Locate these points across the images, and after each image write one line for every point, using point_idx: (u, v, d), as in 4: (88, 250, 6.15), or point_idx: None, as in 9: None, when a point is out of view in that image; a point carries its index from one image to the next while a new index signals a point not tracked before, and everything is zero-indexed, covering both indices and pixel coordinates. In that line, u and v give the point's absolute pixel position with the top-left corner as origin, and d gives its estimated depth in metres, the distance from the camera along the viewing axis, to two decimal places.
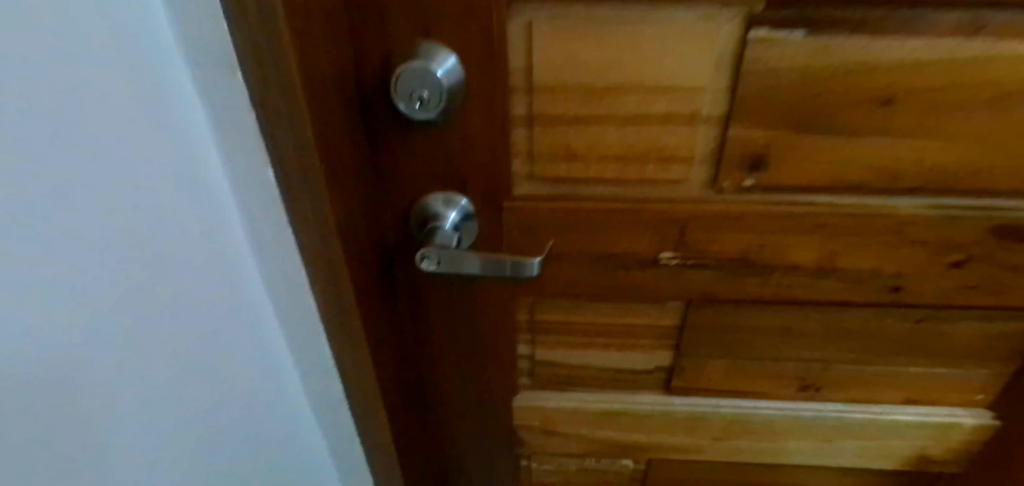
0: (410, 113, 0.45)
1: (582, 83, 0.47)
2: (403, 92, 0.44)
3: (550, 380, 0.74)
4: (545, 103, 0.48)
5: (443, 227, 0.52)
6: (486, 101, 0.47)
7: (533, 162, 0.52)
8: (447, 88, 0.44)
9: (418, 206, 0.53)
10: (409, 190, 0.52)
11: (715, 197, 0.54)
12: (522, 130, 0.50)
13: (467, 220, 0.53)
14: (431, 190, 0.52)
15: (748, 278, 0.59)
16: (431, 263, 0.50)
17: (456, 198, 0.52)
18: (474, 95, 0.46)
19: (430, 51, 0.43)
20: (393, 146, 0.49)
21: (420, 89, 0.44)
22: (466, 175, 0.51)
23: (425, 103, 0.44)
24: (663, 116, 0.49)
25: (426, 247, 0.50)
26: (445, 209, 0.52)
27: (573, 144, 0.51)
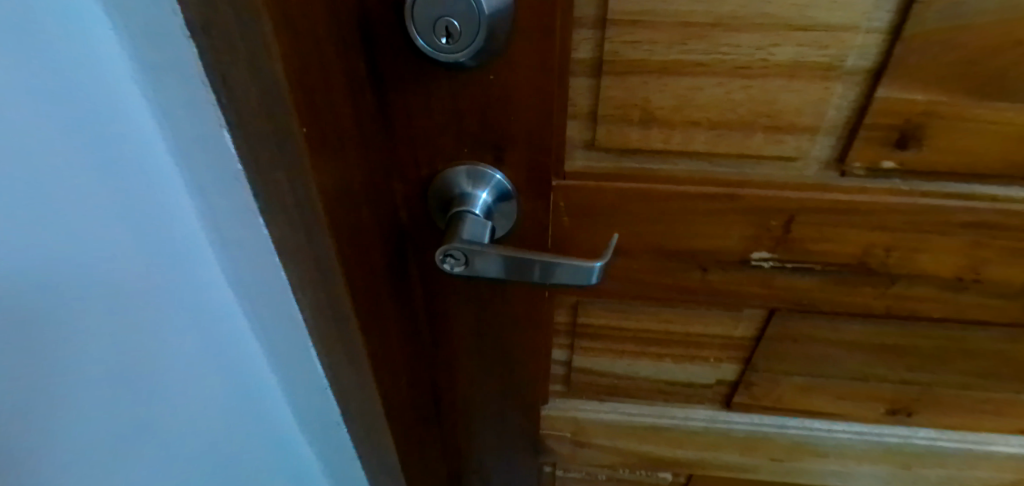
0: (433, 51, 0.31)
1: (677, 14, 0.32)
2: (423, 18, 0.30)
3: (587, 389, 0.62)
4: (621, 43, 0.34)
5: (472, 212, 0.39)
6: (539, 39, 0.32)
7: (596, 127, 0.38)
8: (488, 15, 0.30)
9: (438, 180, 0.39)
10: (425, 158, 0.38)
11: (836, 183, 0.40)
12: (585, 82, 0.36)
13: (502, 202, 0.40)
14: (454, 159, 0.38)
15: (859, 287, 0.46)
16: (456, 262, 0.37)
17: (492, 173, 0.39)
18: (525, 28, 0.32)
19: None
20: (404, 97, 0.35)
21: (448, 17, 0.29)
22: (505, 141, 0.37)
23: (455, 38, 0.30)
24: (788, 67, 0.34)
25: (452, 241, 0.37)
26: (476, 187, 0.39)
27: (654, 104, 0.36)
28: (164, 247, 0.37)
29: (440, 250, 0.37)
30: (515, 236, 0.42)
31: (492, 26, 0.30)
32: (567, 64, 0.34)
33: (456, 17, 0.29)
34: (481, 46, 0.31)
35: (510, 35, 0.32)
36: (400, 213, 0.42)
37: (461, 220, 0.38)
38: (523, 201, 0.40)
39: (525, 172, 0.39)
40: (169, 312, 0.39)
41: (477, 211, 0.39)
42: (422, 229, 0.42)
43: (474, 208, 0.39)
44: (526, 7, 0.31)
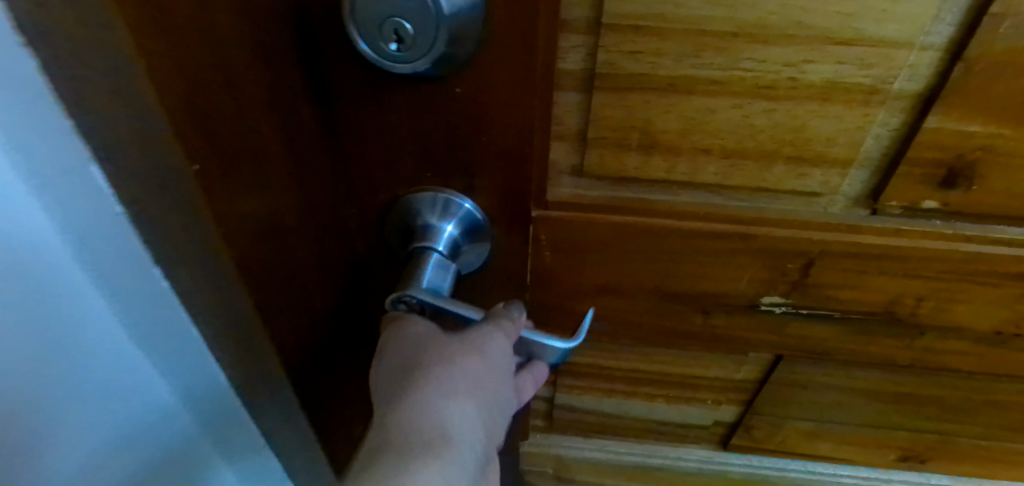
0: (381, 59, 0.25)
1: (689, 18, 0.26)
2: (366, 17, 0.23)
3: (571, 426, 0.56)
4: (620, 54, 0.27)
5: (435, 250, 0.32)
6: (516, 48, 0.26)
7: (586, 151, 0.32)
8: (449, 17, 0.23)
9: (397, 208, 0.32)
10: (378, 184, 0.32)
11: (868, 222, 0.34)
12: (574, 97, 0.30)
13: (473, 236, 0.33)
14: (414, 186, 0.32)
15: (883, 336, 0.40)
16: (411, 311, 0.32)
17: (464, 206, 0.32)
18: (498, 34, 0.25)
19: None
20: (348, 112, 0.28)
21: (397, 16, 0.23)
22: (476, 166, 0.31)
23: (405, 44, 0.24)
24: (822, 88, 0.28)
25: (412, 288, 0.31)
26: (444, 220, 0.32)
27: (657, 127, 0.30)
28: (30, 320, 0.27)
29: (392, 296, 0.31)
30: (490, 272, 0.36)
31: (455, 31, 0.24)
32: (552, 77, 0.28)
33: (407, 19, 0.23)
34: (441, 55, 0.24)
35: (479, 42, 0.25)
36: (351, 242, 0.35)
37: (424, 257, 0.32)
38: (497, 234, 0.34)
39: (501, 203, 0.32)
40: (43, 392, 0.30)
41: (442, 249, 0.33)
42: (378, 262, 0.36)
43: (439, 245, 0.32)
44: (501, 7, 0.24)
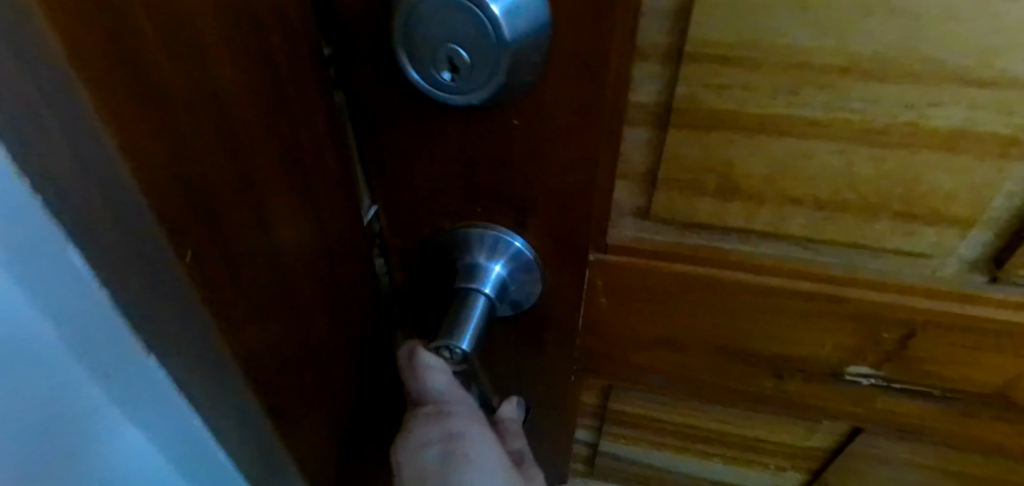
0: (433, 86, 0.22)
1: (789, 51, 0.22)
2: (416, 42, 0.21)
3: (614, 474, 0.52)
4: (701, 87, 0.24)
5: (482, 291, 0.30)
6: (581, 77, 0.22)
7: (653, 192, 0.28)
8: (510, 45, 0.20)
9: (442, 243, 0.30)
10: (423, 213, 0.29)
11: (984, 292, 0.29)
12: (643, 133, 0.26)
13: (520, 279, 0.30)
14: (460, 219, 0.29)
15: (989, 420, 0.34)
16: (453, 358, 0.29)
17: (514, 244, 0.29)
18: (562, 63, 0.22)
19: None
20: (392, 138, 0.26)
21: (451, 43, 0.20)
22: (530, 202, 0.27)
23: (461, 72, 0.21)
24: (947, 136, 0.24)
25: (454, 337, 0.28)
26: (489, 258, 0.29)
27: (737, 170, 0.26)
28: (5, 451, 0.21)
29: (437, 339, 0.29)
30: (535, 317, 0.33)
31: (517, 59, 0.21)
32: (621, 110, 0.25)
33: (462, 45, 0.20)
34: (499, 83, 0.22)
35: (541, 70, 0.22)
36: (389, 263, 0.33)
37: (468, 301, 0.29)
38: (548, 277, 0.31)
39: (554, 243, 0.29)
40: None
41: (487, 290, 0.30)
42: (421, 293, 0.34)
43: (485, 286, 0.30)
44: (569, 30, 0.21)
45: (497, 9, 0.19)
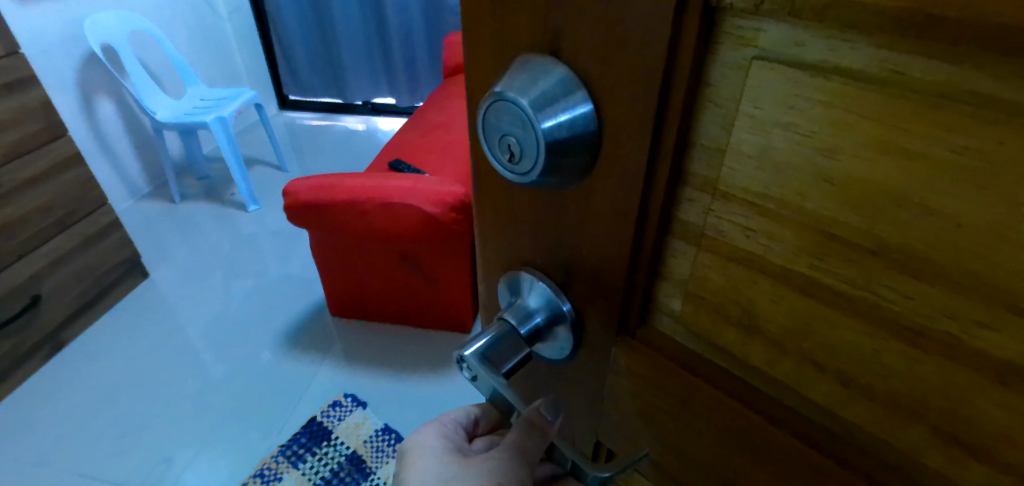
0: (497, 162, 0.28)
1: (816, 219, 0.22)
2: (491, 127, 0.27)
3: None
4: (728, 222, 0.24)
5: (519, 331, 0.33)
6: (620, 176, 0.25)
7: (686, 303, 0.28)
8: (549, 151, 0.25)
9: (513, 278, 0.35)
10: (508, 246, 0.35)
11: None
12: (685, 246, 0.26)
13: (551, 335, 0.34)
14: (530, 259, 0.34)
15: None
16: (468, 372, 0.33)
17: (553, 292, 0.33)
18: (610, 161, 0.25)
19: (544, 72, 0.25)
20: (494, 176, 0.32)
21: (510, 134, 0.26)
22: (572, 267, 0.31)
23: (517, 157, 0.26)
24: (1003, 366, 0.20)
25: (467, 351, 0.32)
26: (534, 299, 0.34)
27: (760, 310, 0.25)
28: None
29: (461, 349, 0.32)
30: (561, 366, 0.36)
31: (554, 161, 0.25)
32: (657, 220, 0.26)
33: (517, 137, 0.26)
34: (542, 175, 0.26)
35: (587, 172, 0.26)
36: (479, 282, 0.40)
37: (503, 332, 0.33)
38: (579, 342, 0.33)
39: (595, 311, 0.31)
40: None
41: (524, 330, 0.33)
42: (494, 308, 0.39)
43: (518, 324, 0.33)
44: (610, 138, 0.24)
45: (538, 117, 0.24)
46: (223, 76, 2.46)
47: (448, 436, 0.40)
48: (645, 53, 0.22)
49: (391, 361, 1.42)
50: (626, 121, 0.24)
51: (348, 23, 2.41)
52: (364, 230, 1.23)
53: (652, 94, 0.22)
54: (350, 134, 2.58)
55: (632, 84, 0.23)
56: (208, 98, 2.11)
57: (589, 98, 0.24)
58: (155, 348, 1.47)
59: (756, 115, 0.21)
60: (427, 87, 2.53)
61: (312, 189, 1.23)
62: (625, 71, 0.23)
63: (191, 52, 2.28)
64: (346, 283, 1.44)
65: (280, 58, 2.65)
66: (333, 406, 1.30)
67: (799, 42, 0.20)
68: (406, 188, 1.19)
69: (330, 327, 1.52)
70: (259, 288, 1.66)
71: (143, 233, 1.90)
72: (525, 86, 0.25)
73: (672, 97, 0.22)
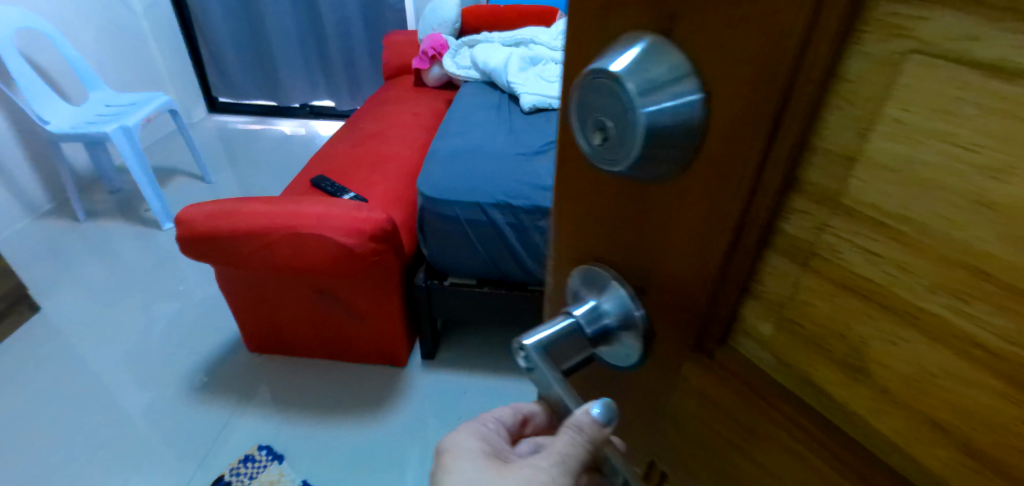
0: (585, 148, 0.24)
1: (965, 255, 0.18)
2: (583, 111, 0.24)
3: None
4: (847, 244, 0.21)
5: (585, 330, 0.30)
6: (722, 177, 0.22)
7: (779, 328, 0.25)
8: (644, 135, 0.21)
9: (591, 272, 0.31)
10: (580, 240, 0.32)
11: None
12: (788, 266, 0.23)
13: (618, 341, 0.31)
14: (603, 257, 0.30)
15: None
16: (525, 363, 0.31)
17: (629, 298, 0.29)
18: (714, 159, 0.22)
19: (655, 53, 0.22)
20: (572, 163, 0.30)
21: (603, 115, 0.23)
22: (647, 274, 0.28)
23: (609, 145, 0.23)
24: None
25: (527, 340, 0.30)
26: (607, 302, 0.30)
27: (872, 349, 0.22)
28: None
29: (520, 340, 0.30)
30: (621, 374, 0.33)
31: (647, 146, 0.22)
32: (760, 231, 0.23)
33: (610, 119, 0.22)
34: (636, 169, 0.23)
35: (682, 169, 0.23)
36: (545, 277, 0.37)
37: (567, 329, 0.30)
38: (647, 357, 0.30)
39: (666, 326, 0.29)
40: None
41: (590, 331, 0.30)
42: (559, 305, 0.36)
43: (587, 324, 0.30)
44: (717, 135, 0.22)
45: (643, 103, 0.21)
46: (141, 80, 2.40)
47: (484, 435, 0.38)
48: (772, 37, 0.19)
49: (328, 399, 1.30)
50: (738, 115, 0.21)
51: (279, 21, 2.40)
52: (267, 266, 1.06)
53: (774, 86, 0.19)
54: (286, 138, 2.59)
55: (751, 74, 0.20)
56: (114, 102, 2.03)
57: (700, 90, 0.21)
58: (54, 397, 1.34)
59: (906, 121, 0.18)
60: (367, 88, 2.56)
61: (208, 218, 1.05)
62: (743, 59, 0.20)
63: (100, 54, 2.20)
64: (258, 318, 1.28)
65: (207, 57, 2.64)
66: (244, 462, 1.17)
67: (974, 36, 0.16)
68: (318, 215, 1.03)
69: (245, 366, 1.39)
70: (182, 318, 1.56)
71: (40, 262, 1.78)
72: (632, 66, 0.21)
73: (799, 91, 0.19)
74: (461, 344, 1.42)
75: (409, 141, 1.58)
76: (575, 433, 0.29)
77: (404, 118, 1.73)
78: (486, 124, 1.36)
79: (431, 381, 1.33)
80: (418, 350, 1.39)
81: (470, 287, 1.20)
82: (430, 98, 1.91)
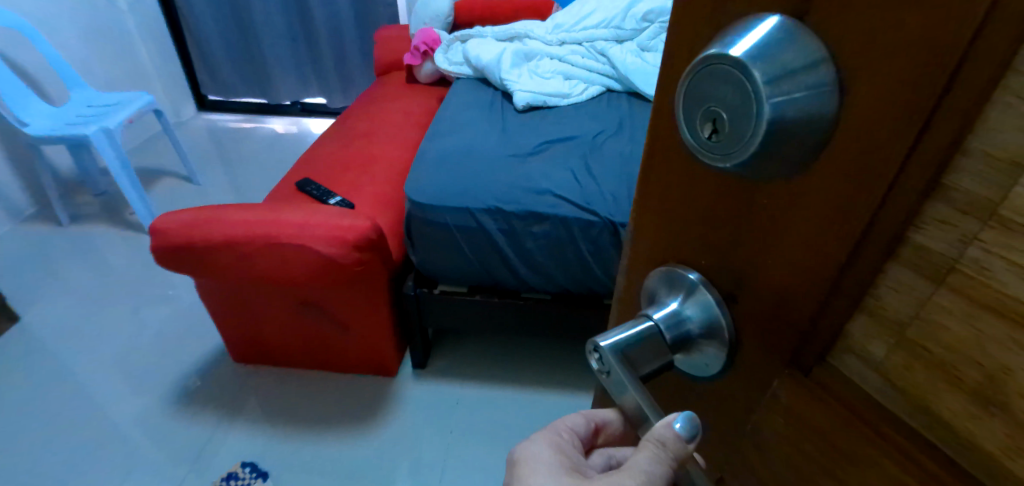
0: (690, 140, 0.23)
1: None
2: (691, 101, 0.22)
3: None
4: (1000, 260, 0.18)
5: (664, 335, 0.29)
6: (856, 171, 0.20)
7: (895, 349, 0.22)
8: (768, 128, 0.20)
9: (671, 276, 0.30)
10: (664, 234, 0.30)
11: None
12: (914, 280, 0.20)
13: (699, 348, 0.29)
14: (691, 253, 0.29)
15: None
16: (600, 364, 0.30)
17: (715, 304, 0.28)
18: (847, 151, 0.20)
19: (787, 36, 0.20)
20: (670, 154, 0.28)
21: (717, 106, 0.21)
22: (740, 284, 0.27)
23: (721, 137, 0.21)
24: None
25: (603, 342, 0.29)
26: (688, 307, 0.29)
27: (1017, 381, 0.19)
28: None
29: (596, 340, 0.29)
30: (697, 383, 0.31)
31: (769, 140, 0.20)
32: (889, 238, 0.20)
33: (725, 110, 0.21)
34: (752, 166, 0.21)
35: (802, 166, 0.21)
36: (619, 273, 0.37)
37: (645, 333, 0.29)
38: (728, 370, 0.29)
39: (754, 342, 0.27)
40: None
41: (669, 337, 0.29)
42: (632, 305, 0.35)
43: (667, 328, 0.29)
44: (850, 140, 0.20)
45: (768, 90, 0.20)
46: (127, 77, 2.34)
47: (561, 447, 0.38)
48: (940, 10, 0.17)
49: (321, 412, 1.26)
50: (875, 118, 0.19)
51: (269, 17, 2.35)
52: (251, 276, 1.02)
53: (938, 65, 0.17)
54: (278, 137, 2.55)
55: (907, 57, 0.18)
56: (96, 102, 1.97)
57: (838, 89, 0.20)
58: (37, 410, 1.29)
59: None
60: (360, 85, 2.52)
61: (186, 228, 1.01)
62: (898, 37, 0.18)
63: (83, 52, 2.14)
64: (243, 329, 1.24)
65: (196, 53, 2.58)
66: (227, 479, 1.10)
67: None
68: (300, 224, 0.99)
69: (236, 377, 1.35)
70: (174, 323, 1.52)
71: (21, 267, 1.72)
72: (755, 49, 0.20)
73: (969, 71, 0.17)
74: (458, 350, 1.39)
75: (404, 140, 1.55)
76: (660, 449, 0.29)
77: (396, 116, 1.69)
78: (481, 122, 1.29)
79: (426, 391, 1.30)
80: (410, 358, 1.36)
81: (463, 295, 1.16)
82: (424, 95, 1.87)
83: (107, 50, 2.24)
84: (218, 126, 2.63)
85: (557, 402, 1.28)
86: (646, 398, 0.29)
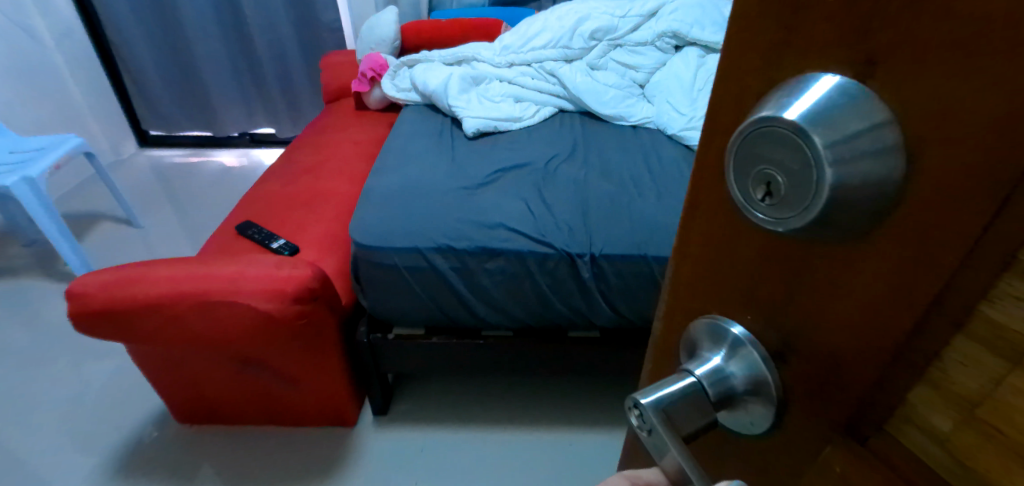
0: (741, 199, 0.20)
1: None
2: (744, 159, 0.19)
3: None
4: None
5: (707, 395, 0.24)
6: (925, 240, 0.17)
7: (961, 427, 0.19)
8: (829, 199, 0.17)
9: (714, 327, 0.25)
10: (698, 290, 0.26)
11: None
12: (985, 356, 0.17)
13: (748, 410, 0.24)
14: (726, 309, 0.25)
15: None
16: (642, 422, 0.26)
17: (762, 361, 0.23)
18: (915, 214, 0.17)
19: (848, 98, 0.17)
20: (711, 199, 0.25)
21: (772, 169, 0.18)
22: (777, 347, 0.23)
23: (775, 203, 0.19)
24: None
25: (643, 399, 0.25)
26: (732, 365, 0.24)
27: None
28: None
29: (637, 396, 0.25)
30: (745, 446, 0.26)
31: (828, 212, 0.18)
32: (959, 312, 0.17)
33: (781, 174, 0.18)
34: (813, 232, 0.19)
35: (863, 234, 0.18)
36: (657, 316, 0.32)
37: (686, 391, 0.25)
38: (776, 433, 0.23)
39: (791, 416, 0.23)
40: None
41: (712, 398, 0.24)
42: (673, 357, 0.30)
43: (709, 386, 0.24)
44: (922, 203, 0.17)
45: (830, 154, 0.17)
46: (57, 118, 2.20)
47: None
48: None
49: (274, 474, 1.16)
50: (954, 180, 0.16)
51: (208, 47, 2.25)
52: (184, 340, 0.93)
53: None
54: (225, 171, 2.43)
55: (999, 104, 0.15)
56: (18, 148, 1.82)
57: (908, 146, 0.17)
58: None
59: None
60: (309, 113, 2.44)
61: (107, 289, 0.92)
62: (989, 84, 0.15)
63: (7, 93, 1.99)
64: (184, 391, 1.13)
65: (133, 89, 2.45)
66: None
67: None
68: (234, 278, 0.91)
69: (179, 442, 1.24)
70: (110, 384, 1.38)
71: None
72: (812, 111, 0.18)
73: None
74: (420, 393, 1.31)
75: (352, 172, 1.48)
76: None
77: (344, 147, 1.62)
78: (429, 153, 1.23)
79: (389, 441, 1.22)
80: (369, 407, 1.27)
81: (417, 338, 1.09)
82: (374, 123, 1.81)
83: (33, 90, 2.09)
84: (158, 163, 2.49)
85: (529, 442, 1.21)
86: (688, 462, 0.24)
